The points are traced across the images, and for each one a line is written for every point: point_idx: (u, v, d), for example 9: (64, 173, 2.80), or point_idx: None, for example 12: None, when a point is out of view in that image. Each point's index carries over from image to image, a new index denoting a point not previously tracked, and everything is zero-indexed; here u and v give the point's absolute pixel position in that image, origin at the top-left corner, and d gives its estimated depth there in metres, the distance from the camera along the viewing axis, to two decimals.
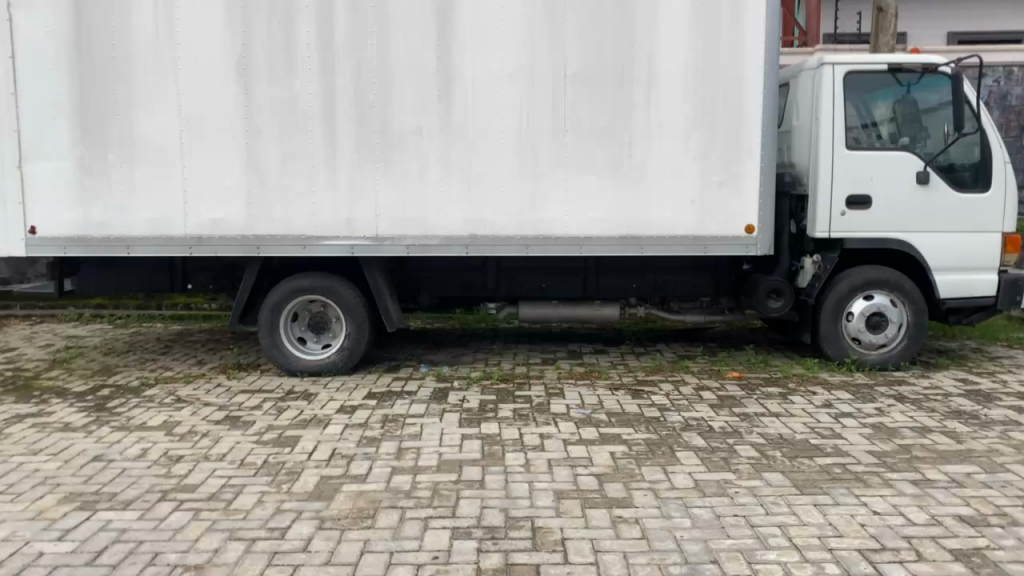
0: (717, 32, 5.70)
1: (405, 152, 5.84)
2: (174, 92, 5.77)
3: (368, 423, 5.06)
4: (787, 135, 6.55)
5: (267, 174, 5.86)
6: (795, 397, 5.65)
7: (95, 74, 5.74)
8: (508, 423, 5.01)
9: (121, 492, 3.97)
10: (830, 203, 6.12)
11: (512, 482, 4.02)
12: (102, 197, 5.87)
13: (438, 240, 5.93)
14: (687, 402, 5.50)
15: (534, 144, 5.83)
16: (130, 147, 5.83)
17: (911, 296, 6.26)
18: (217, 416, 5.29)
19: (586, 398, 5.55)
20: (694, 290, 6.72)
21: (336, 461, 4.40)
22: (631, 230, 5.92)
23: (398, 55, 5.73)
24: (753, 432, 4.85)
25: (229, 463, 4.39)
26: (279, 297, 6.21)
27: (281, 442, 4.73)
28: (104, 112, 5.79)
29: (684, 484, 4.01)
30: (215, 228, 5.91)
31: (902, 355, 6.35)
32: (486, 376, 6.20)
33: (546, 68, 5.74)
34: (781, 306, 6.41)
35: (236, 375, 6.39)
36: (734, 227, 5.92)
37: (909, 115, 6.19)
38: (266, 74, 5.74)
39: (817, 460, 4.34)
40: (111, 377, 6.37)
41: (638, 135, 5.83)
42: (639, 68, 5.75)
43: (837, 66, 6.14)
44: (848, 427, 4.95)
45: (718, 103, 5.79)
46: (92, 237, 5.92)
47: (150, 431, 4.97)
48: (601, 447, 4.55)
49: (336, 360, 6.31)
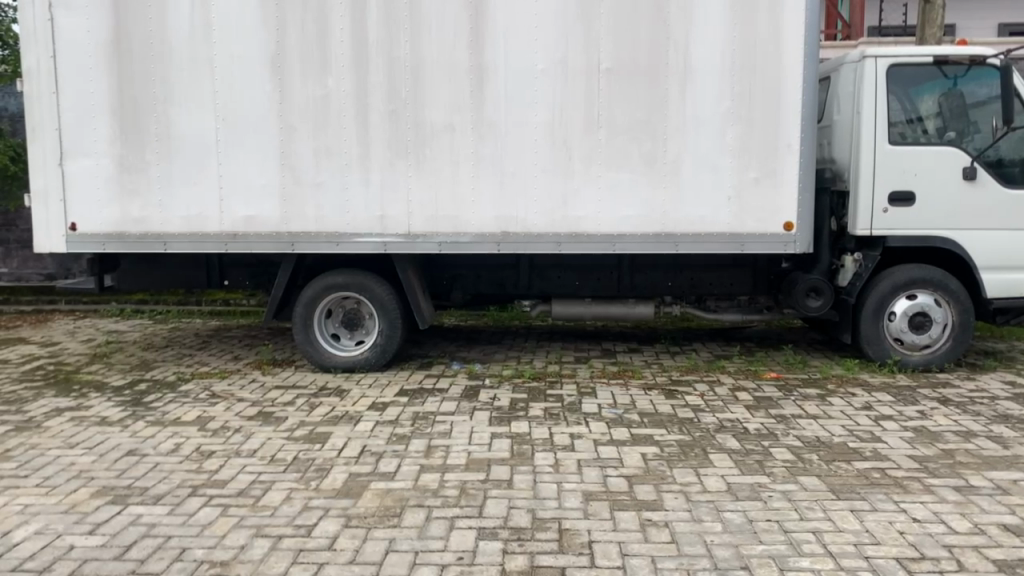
0: (755, 25, 5.58)
1: (437, 149, 5.82)
2: (210, 90, 5.82)
3: (399, 420, 5.06)
4: (828, 131, 6.40)
5: (300, 172, 5.88)
6: (834, 398, 5.52)
7: (133, 73, 5.81)
8: (538, 422, 4.97)
9: (152, 487, 4.01)
10: (872, 200, 5.96)
11: (540, 483, 3.97)
12: (140, 194, 5.95)
13: (471, 237, 5.89)
14: (722, 403, 5.40)
15: (567, 140, 5.77)
16: (168, 144, 5.90)
17: (956, 296, 6.07)
18: (249, 411, 5.32)
19: (619, 398, 5.48)
20: (731, 287, 6.61)
21: (365, 458, 4.39)
22: (666, 227, 5.83)
23: (431, 51, 5.70)
24: (790, 434, 4.74)
25: (259, 459, 4.41)
26: (312, 293, 6.25)
27: (311, 438, 4.74)
28: (142, 110, 5.86)
29: (716, 487, 3.92)
30: (250, 224, 5.95)
31: (946, 356, 6.17)
32: (518, 374, 6.16)
33: (580, 64, 5.67)
34: (820, 305, 6.27)
35: (271, 371, 6.43)
36: (772, 224, 5.80)
37: (957, 109, 6.01)
38: (300, 73, 5.76)
39: (855, 464, 4.23)
40: (148, 372, 6.45)
41: (673, 130, 5.74)
42: (675, 62, 5.65)
43: (880, 59, 5.98)
44: (888, 430, 4.81)
45: (756, 98, 5.67)
46: (130, 233, 6.01)
47: (184, 426, 5.02)
48: (632, 448, 4.48)
49: (369, 356, 6.31)
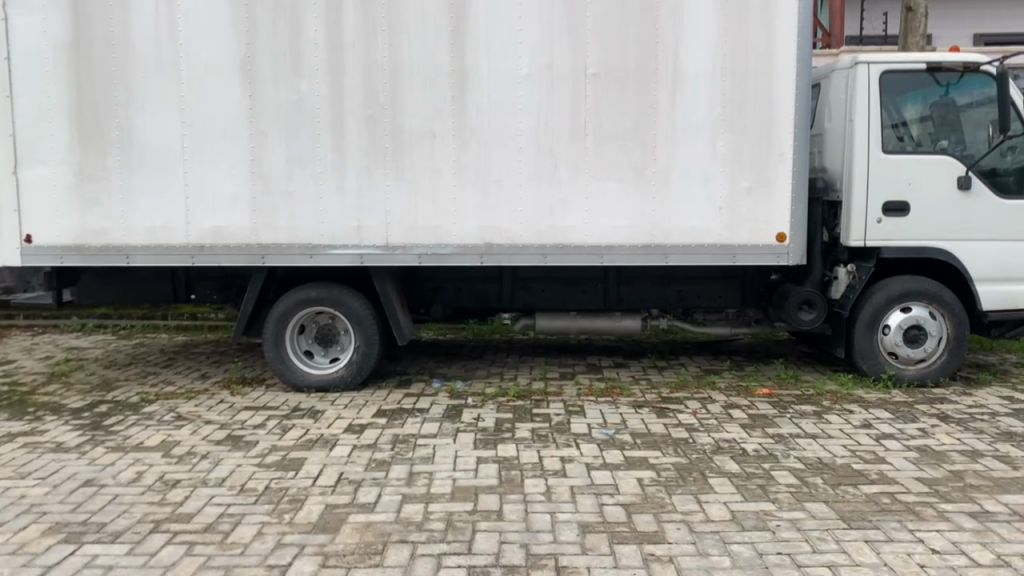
0: (747, 30, 5.39)
1: (416, 156, 5.55)
2: (175, 95, 5.51)
3: (378, 443, 4.77)
4: (819, 139, 6.22)
5: (272, 181, 5.58)
6: (831, 416, 5.31)
7: (93, 75, 5.49)
8: (526, 445, 4.70)
9: (110, 523, 3.68)
10: (865, 210, 5.79)
11: (533, 513, 3.70)
12: (101, 203, 5.61)
13: (452, 249, 5.63)
14: (716, 421, 5.17)
15: (553, 148, 5.53)
16: (130, 151, 5.57)
17: (951, 308, 5.91)
18: (217, 435, 5.00)
19: (609, 418, 5.23)
20: (719, 301, 6.42)
21: (342, 487, 4.09)
22: (656, 238, 5.61)
23: (410, 54, 5.44)
24: (790, 455, 4.52)
25: (229, 489, 4.10)
26: (284, 309, 5.94)
27: (284, 465, 4.43)
28: (104, 114, 5.53)
29: (720, 516, 3.68)
30: (218, 236, 5.63)
31: (942, 370, 6.01)
32: (502, 392, 5.89)
33: (565, 68, 5.44)
34: (813, 318, 6.05)
35: (240, 390, 6.10)
36: (764, 235, 5.60)
37: (950, 117, 5.87)
38: (272, 77, 5.47)
39: (863, 488, 4.00)
40: (110, 392, 6.09)
41: (663, 138, 5.52)
42: (664, 68, 5.44)
43: (872, 66, 5.82)
44: (892, 450, 4.60)
45: (748, 104, 5.47)
46: (90, 246, 5.66)
47: (147, 452, 4.69)
48: (627, 473, 4.22)
49: (344, 375, 6.00)
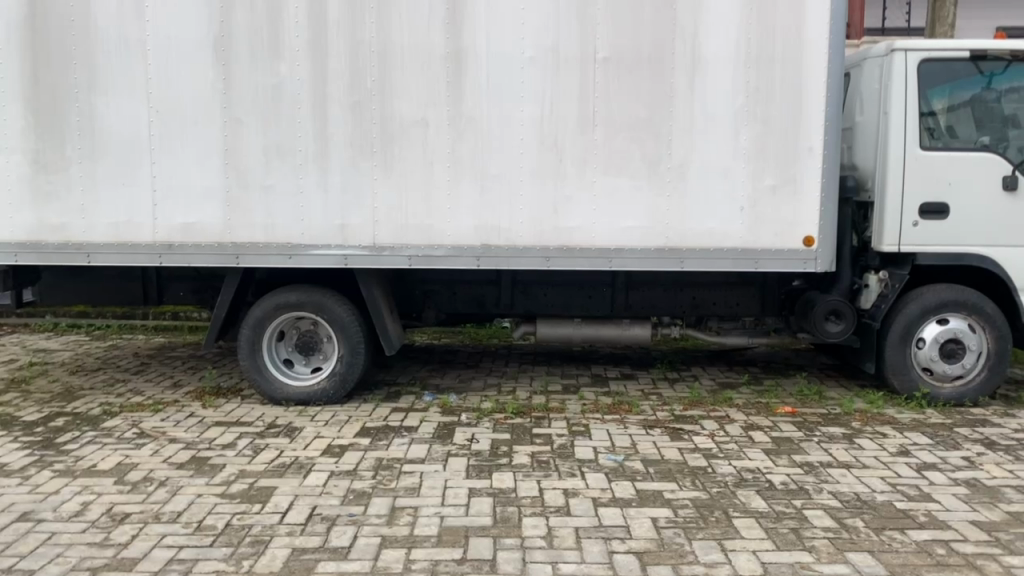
0: (774, 12, 4.85)
1: (407, 147, 5.02)
2: (142, 77, 4.97)
3: (359, 470, 4.24)
4: (849, 133, 5.69)
5: (248, 173, 5.05)
6: (863, 441, 4.78)
7: (50, 55, 4.96)
8: (525, 473, 4.18)
9: (38, 571, 3.15)
10: (900, 212, 5.26)
11: (531, 564, 3.18)
12: (60, 197, 5.08)
13: (446, 250, 5.09)
14: (737, 446, 4.65)
15: (559, 140, 5.00)
16: (92, 140, 5.04)
17: (992, 321, 5.38)
18: (180, 457, 4.48)
19: (617, 441, 4.71)
20: (736, 308, 5.88)
21: (314, 526, 3.56)
22: (671, 241, 5.08)
23: (401, 34, 4.90)
24: (824, 491, 3.99)
25: (183, 526, 3.57)
26: (261, 315, 5.41)
27: (250, 497, 3.90)
28: (63, 98, 5.00)
29: (749, 569, 3.16)
30: (188, 233, 5.10)
31: (982, 389, 5.47)
32: (499, 408, 5.35)
33: (572, 52, 4.90)
34: (841, 330, 5.52)
35: (213, 403, 5.57)
36: (790, 239, 5.06)
37: (992, 112, 5.33)
38: (248, 58, 4.94)
39: (912, 535, 3.48)
40: (70, 403, 5.56)
41: (680, 131, 4.99)
42: (681, 53, 4.90)
43: (909, 54, 5.28)
44: (938, 485, 4.07)
45: (774, 94, 4.93)
46: (48, 243, 5.13)
47: (98, 477, 4.17)
48: (639, 511, 3.69)
49: (326, 388, 5.47)
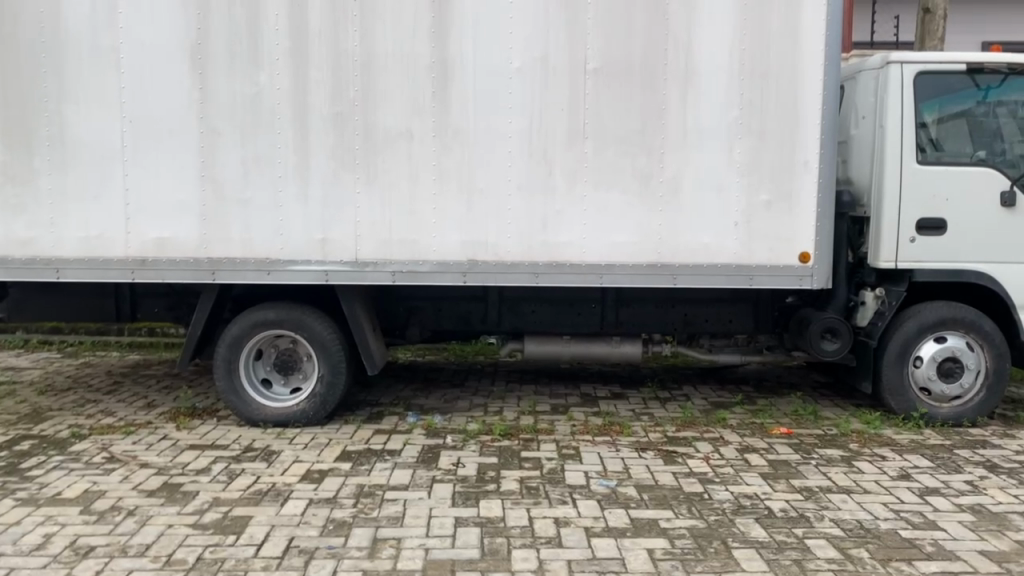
0: (769, 22, 4.73)
1: (391, 160, 4.85)
2: (115, 87, 4.78)
3: (339, 497, 4.04)
4: (844, 146, 5.57)
5: (224, 185, 4.85)
6: (862, 464, 4.63)
7: (19, 62, 4.76)
8: (513, 501, 3.99)
9: None
10: (897, 227, 5.14)
11: None
12: (28, 211, 4.87)
13: (431, 266, 4.92)
14: (733, 471, 4.48)
15: (548, 152, 4.84)
16: (62, 151, 4.83)
17: (991, 339, 5.26)
18: (151, 484, 4.25)
19: (609, 465, 4.53)
20: (729, 324, 5.73)
21: (290, 560, 3.36)
22: (664, 256, 4.92)
23: (385, 43, 4.74)
24: (825, 518, 3.83)
25: (151, 561, 3.36)
26: (238, 333, 5.20)
27: (223, 527, 3.69)
28: (32, 108, 4.79)
29: None
30: (162, 248, 4.89)
31: (980, 409, 5.34)
32: (486, 430, 5.16)
33: (562, 62, 4.75)
34: (837, 348, 5.38)
35: (187, 425, 5.34)
36: (786, 255, 4.91)
37: (988, 126, 5.23)
38: (226, 67, 4.76)
39: (920, 567, 3.32)
40: (37, 425, 5.32)
41: (673, 144, 4.84)
42: (674, 64, 4.77)
43: (905, 66, 5.17)
44: (942, 512, 3.92)
45: (769, 106, 4.80)
46: (15, 258, 4.91)
47: (63, 506, 3.94)
48: (634, 543, 3.51)
49: (306, 409, 5.26)
